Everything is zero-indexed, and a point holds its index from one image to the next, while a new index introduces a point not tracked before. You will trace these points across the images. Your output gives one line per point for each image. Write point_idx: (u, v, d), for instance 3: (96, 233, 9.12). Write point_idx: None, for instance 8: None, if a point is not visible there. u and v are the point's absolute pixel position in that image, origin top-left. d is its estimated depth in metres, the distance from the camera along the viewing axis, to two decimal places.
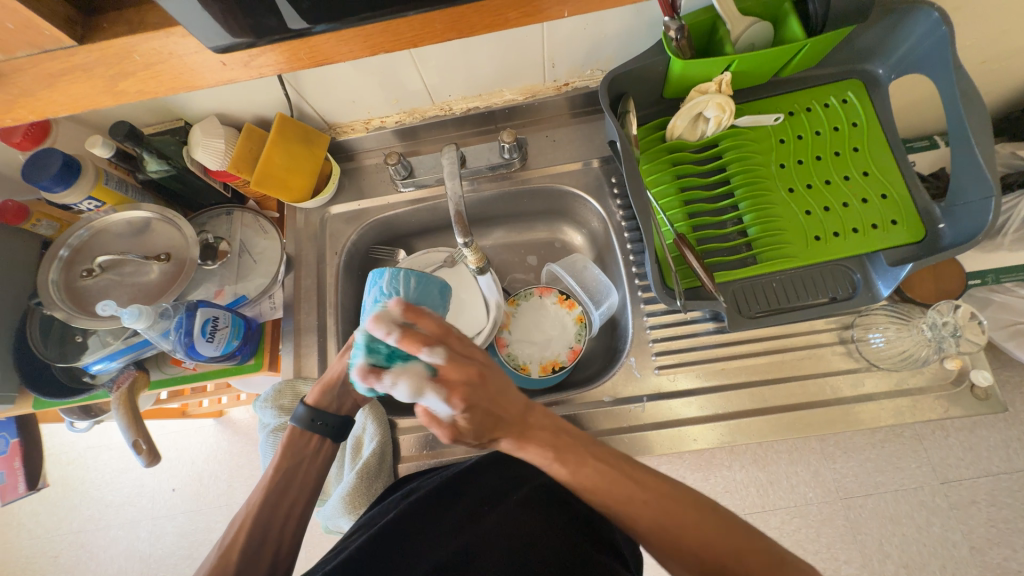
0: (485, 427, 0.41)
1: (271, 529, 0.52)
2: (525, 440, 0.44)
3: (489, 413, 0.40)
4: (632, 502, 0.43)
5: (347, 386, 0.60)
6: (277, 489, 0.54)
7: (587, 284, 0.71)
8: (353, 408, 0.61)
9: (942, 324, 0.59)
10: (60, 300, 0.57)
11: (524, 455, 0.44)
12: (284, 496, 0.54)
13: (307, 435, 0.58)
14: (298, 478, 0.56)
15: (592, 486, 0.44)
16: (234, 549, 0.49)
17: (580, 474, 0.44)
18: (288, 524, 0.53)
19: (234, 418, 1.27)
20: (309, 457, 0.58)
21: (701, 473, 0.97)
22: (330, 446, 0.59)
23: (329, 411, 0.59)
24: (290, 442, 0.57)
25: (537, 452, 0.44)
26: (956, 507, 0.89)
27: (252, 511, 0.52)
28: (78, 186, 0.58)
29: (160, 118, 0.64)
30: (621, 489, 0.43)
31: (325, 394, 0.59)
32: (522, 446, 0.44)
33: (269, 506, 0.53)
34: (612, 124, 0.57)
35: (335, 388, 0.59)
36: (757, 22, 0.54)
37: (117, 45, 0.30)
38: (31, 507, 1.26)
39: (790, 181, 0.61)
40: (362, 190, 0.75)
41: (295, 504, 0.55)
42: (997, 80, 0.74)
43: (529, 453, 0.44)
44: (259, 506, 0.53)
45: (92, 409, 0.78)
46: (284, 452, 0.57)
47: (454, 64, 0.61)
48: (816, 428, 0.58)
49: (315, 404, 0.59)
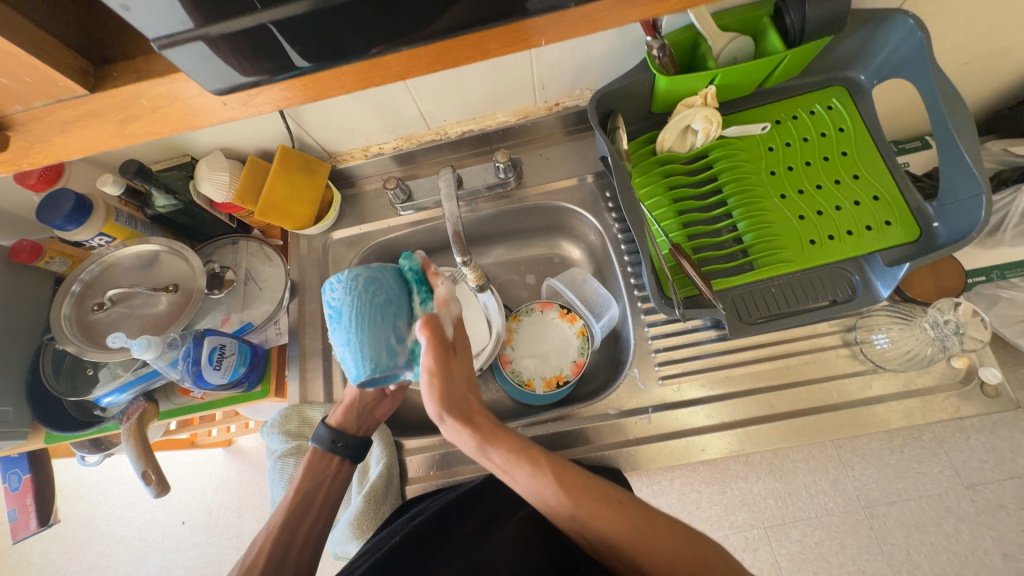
0: (459, 383, 0.44)
1: (290, 553, 0.51)
2: (495, 430, 0.43)
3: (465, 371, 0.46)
4: (607, 518, 0.40)
5: (367, 405, 0.61)
6: (297, 511, 0.54)
7: (588, 297, 0.72)
8: (372, 427, 0.62)
9: (944, 322, 0.58)
10: (72, 334, 0.59)
11: (494, 446, 0.42)
12: (305, 516, 0.54)
13: (328, 456, 0.58)
14: (318, 499, 0.56)
15: (569, 500, 0.41)
16: (255, 570, 0.49)
17: (559, 475, 0.41)
18: (309, 542, 0.54)
19: (242, 447, 1.27)
20: (330, 478, 0.58)
21: (716, 486, 0.96)
22: (347, 466, 0.59)
23: (349, 431, 0.59)
24: (309, 462, 0.58)
25: (514, 443, 0.43)
26: (984, 513, 0.87)
27: (273, 532, 0.52)
28: (91, 223, 0.60)
29: (168, 155, 0.67)
30: (598, 500, 0.40)
31: (348, 414, 0.59)
32: (499, 428, 0.44)
33: (288, 530, 0.53)
34: (602, 140, 0.59)
35: (356, 409, 0.60)
36: (738, 37, 0.56)
37: (125, 91, 0.31)
38: (43, 545, 1.26)
39: (782, 187, 0.62)
40: (364, 215, 0.76)
41: (312, 525, 0.55)
42: (981, 81, 0.75)
43: (502, 445, 0.42)
44: (281, 528, 0.52)
45: (103, 443, 0.79)
46: (304, 473, 0.57)
47: (447, 91, 0.64)
48: (826, 433, 0.57)
49: (336, 425, 0.59)
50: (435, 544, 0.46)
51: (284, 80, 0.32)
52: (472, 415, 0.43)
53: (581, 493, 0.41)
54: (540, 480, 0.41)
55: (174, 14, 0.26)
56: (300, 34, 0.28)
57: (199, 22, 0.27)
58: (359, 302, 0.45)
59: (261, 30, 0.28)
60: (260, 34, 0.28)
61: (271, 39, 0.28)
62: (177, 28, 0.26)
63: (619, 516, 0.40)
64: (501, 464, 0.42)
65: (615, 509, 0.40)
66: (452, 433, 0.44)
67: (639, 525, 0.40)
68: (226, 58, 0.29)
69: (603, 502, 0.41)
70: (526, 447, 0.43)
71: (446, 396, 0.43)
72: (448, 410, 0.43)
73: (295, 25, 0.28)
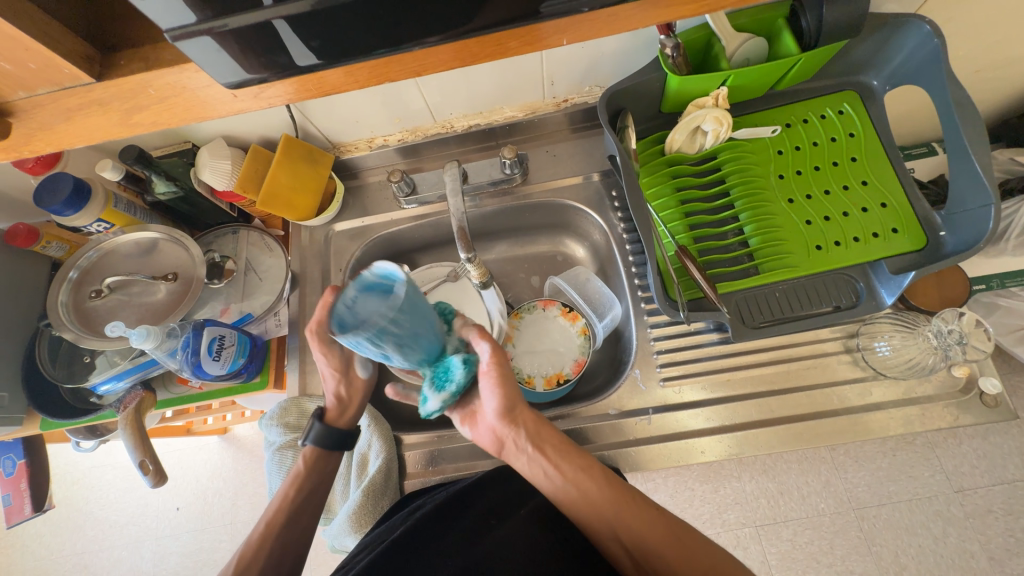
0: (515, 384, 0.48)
1: (289, 551, 0.51)
2: (552, 431, 0.47)
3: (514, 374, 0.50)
4: (650, 524, 0.42)
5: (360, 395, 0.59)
6: (294, 509, 0.53)
7: (590, 296, 0.72)
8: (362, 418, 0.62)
9: (948, 332, 0.58)
10: (69, 321, 0.58)
11: (551, 443, 0.46)
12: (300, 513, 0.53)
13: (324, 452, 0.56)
14: (314, 493, 0.54)
15: (617, 503, 0.43)
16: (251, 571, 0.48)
17: (611, 480, 0.45)
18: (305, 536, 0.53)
19: (238, 435, 1.27)
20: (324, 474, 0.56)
21: (710, 484, 0.97)
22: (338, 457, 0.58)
23: (351, 420, 0.58)
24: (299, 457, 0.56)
25: (568, 446, 0.46)
26: (973, 517, 0.88)
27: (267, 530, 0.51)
28: (88, 209, 0.59)
29: (169, 141, 0.66)
30: (644, 509, 0.43)
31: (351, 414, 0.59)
32: (553, 432, 0.47)
33: (286, 528, 0.51)
34: (611, 139, 0.58)
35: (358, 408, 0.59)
36: (751, 39, 0.55)
37: (133, 80, 0.30)
38: (36, 528, 1.26)
39: (790, 192, 0.61)
40: (366, 207, 0.76)
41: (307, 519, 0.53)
42: (991, 89, 0.75)
43: (558, 443, 0.46)
44: (277, 525, 0.51)
45: (98, 429, 0.78)
46: (298, 470, 0.55)
47: (454, 85, 0.63)
48: (825, 438, 0.57)
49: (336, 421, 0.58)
50: (438, 534, 0.46)
51: (294, 75, 0.32)
52: (532, 416, 0.47)
53: (626, 497, 0.43)
54: (588, 478, 0.44)
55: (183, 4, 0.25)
56: (313, 29, 0.28)
57: (210, 14, 0.26)
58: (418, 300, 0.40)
59: (273, 25, 0.27)
60: (271, 29, 0.27)
61: (284, 34, 0.28)
62: (186, 20, 0.26)
63: (661, 523, 0.42)
64: (553, 459, 0.45)
65: (654, 517, 0.43)
66: (510, 430, 0.46)
67: (672, 529, 0.43)
68: (236, 53, 0.28)
69: (643, 507, 0.43)
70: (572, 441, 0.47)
71: (509, 396, 0.45)
72: (507, 405, 0.45)
73: (309, 21, 0.27)
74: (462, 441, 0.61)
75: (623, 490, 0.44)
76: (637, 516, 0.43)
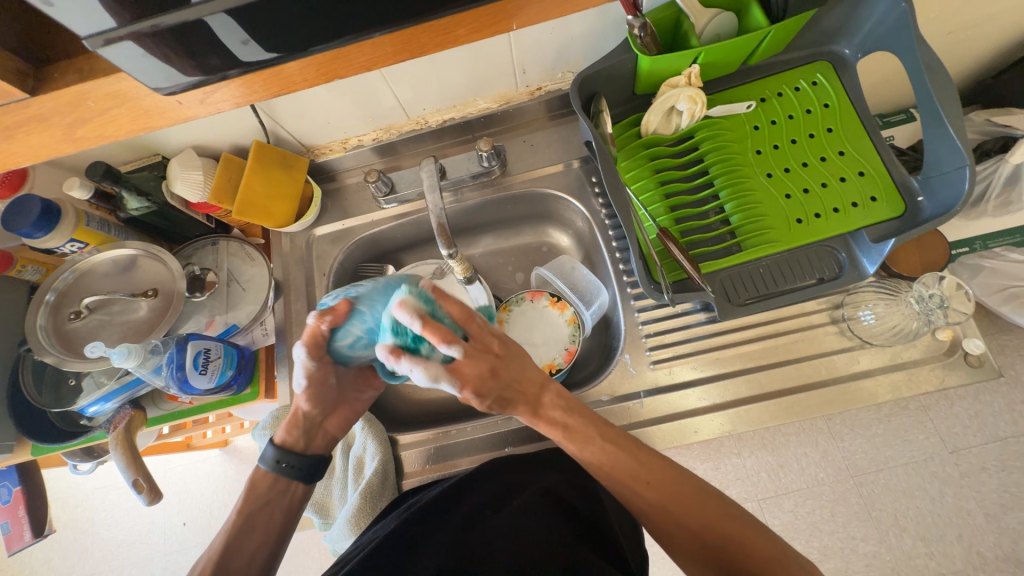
0: (498, 408, 0.46)
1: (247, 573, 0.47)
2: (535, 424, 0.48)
3: (501, 398, 0.45)
4: (641, 488, 0.45)
5: (318, 419, 0.53)
6: (239, 533, 0.48)
7: (577, 285, 0.71)
8: (324, 442, 0.55)
9: (929, 296, 0.59)
10: (49, 344, 0.57)
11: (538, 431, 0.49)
12: (248, 537, 0.48)
13: (272, 486, 0.51)
14: (261, 522, 0.49)
15: (600, 466, 0.46)
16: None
17: (587, 449, 0.47)
18: (249, 573, 0.47)
19: (239, 446, 1.27)
20: (275, 499, 0.51)
21: (711, 463, 0.98)
22: (300, 487, 0.52)
23: (296, 451, 0.52)
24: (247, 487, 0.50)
25: (548, 430, 0.48)
26: (968, 476, 0.89)
27: (210, 559, 0.46)
28: (60, 229, 0.58)
29: (138, 155, 0.65)
30: (628, 469, 0.46)
31: (291, 431, 0.52)
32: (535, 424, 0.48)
33: (230, 554, 0.47)
34: (585, 124, 0.57)
35: (301, 423, 0.52)
36: (720, 13, 0.55)
37: (71, 92, 0.30)
38: (43, 554, 1.25)
39: (768, 166, 0.61)
40: (346, 209, 0.75)
41: (257, 559, 0.48)
42: (965, 50, 0.74)
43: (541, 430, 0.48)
44: (220, 555, 0.47)
45: (95, 450, 0.78)
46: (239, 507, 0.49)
47: (425, 78, 0.62)
48: (816, 409, 0.58)
49: (284, 443, 0.52)
50: (435, 528, 0.46)
51: (235, 77, 0.31)
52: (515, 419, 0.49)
53: (610, 464, 0.46)
54: (573, 451, 0.47)
55: (100, 7, 0.24)
56: (254, 24, 0.27)
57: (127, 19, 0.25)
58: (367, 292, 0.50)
59: (200, 26, 0.26)
60: (204, 27, 0.27)
61: (213, 33, 0.27)
62: (106, 25, 0.25)
63: (646, 491, 0.45)
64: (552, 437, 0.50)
65: (642, 473, 0.46)
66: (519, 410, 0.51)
67: (661, 492, 0.45)
68: (166, 57, 0.28)
69: (631, 471, 0.46)
70: (563, 430, 0.47)
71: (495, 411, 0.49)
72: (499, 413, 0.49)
73: (239, 19, 0.27)
74: (457, 437, 0.62)
75: (609, 459, 0.46)
76: (626, 470, 0.46)
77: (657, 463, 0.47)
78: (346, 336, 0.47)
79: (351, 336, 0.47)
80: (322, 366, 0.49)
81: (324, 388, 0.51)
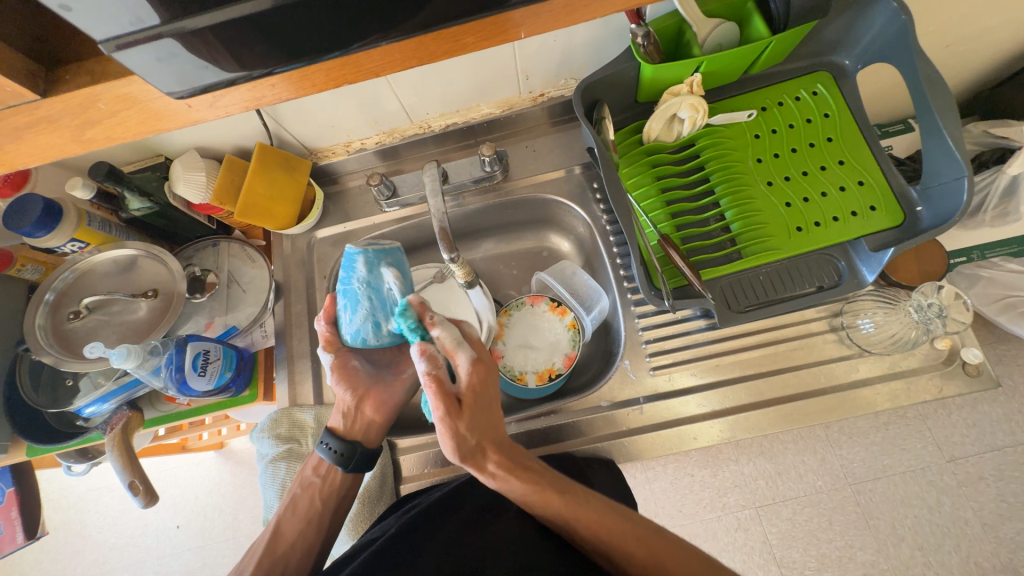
0: (479, 424, 0.43)
1: (296, 553, 0.47)
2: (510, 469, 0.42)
3: (489, 413, 0.44)
4: (628, 541, 0.40)
5: (356, 402, 0.53)
6: (285, 513, 0.49)
7: (578, 290, 0.72)
8: (368, 426, 0.53)
9: (927, 306, 0.60)
10: (48, 344, 0.57)
11: (511, 480, 0.42)
12: (295, 515, 0.49)
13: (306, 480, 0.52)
14: (304, 503, 0.50)
15: (589, 523, 0.41)
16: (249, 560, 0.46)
17: (576, 506, 0.41)
18: (294, 553, 0.47)
19: (235, 449, 1.25)
20: (320, 484, 0.52)
21: (709, 469, 0.97)
22: (337, 475, 0.53)
23: (338, 435, 0.52)
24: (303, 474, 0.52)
25: (528, 476, 0.42)
26: (965, 485, 0.89)
27: (264, 538, 0.48)
28: (61, 229, 0.58)
29: (141, 155, 0.65)
30: (615, 524, 0.41)
31: (338, 418, 0.53)
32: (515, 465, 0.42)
33: (277, 534, 0.48)
34: (588, 131, 0.57)
35: (341, 407, 0.53)
36: (724, 23, 0.55)
37: (81, 94, 0.30)
38: (34, 555, 1.24)
39: (768, 175, 0.61)
40: (348, 212, 0.75)
41: (297, 546, 0.48)
42: (963, 62, 0.75)
43: (519, 474, 0.42)
44: (270, 534, 0.48)
45: (90, 452, 0.77)
46: (292, 493, 0.51)
47: (428, 83, 0.62)
48: (815, 416, 0.58)
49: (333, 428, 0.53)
50: (438, 526, 0.46)
51: (244, 80, 0.32)
52: (490, 453, 0.42)
53: (595, 518, 0.41)
54: (558, 503, 0.41)
55: (116, 14, 0.25)
56: (266, 31, 0.28)
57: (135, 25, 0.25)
58: (345, 285, 0.50)
59: (213, 32, 0.27)
60: (216, 33, 0.27)
61: (226, 40, 0.28)
62: (122, 31, 0.25)
63: (633, 545, 0.40)
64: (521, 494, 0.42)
65: (632, 521, 0.42)
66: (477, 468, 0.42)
67: (649, 547, 0.40)
68: (177, 60, 0.28)
69: (620, 518, 0.41)
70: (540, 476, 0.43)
71: (462, 440, 0.41)
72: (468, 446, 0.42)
73: (251, 25, 0.27)
74: None
75: (595, 512, 0.41)
76: (613, 521, 0.41)
77: (645, 519, 0.42)
78: (342, 320, 0.51)
79: (343, 316, 0.51)
80: (343, 353, 0.53)
81: (353, 372, 0.53)
